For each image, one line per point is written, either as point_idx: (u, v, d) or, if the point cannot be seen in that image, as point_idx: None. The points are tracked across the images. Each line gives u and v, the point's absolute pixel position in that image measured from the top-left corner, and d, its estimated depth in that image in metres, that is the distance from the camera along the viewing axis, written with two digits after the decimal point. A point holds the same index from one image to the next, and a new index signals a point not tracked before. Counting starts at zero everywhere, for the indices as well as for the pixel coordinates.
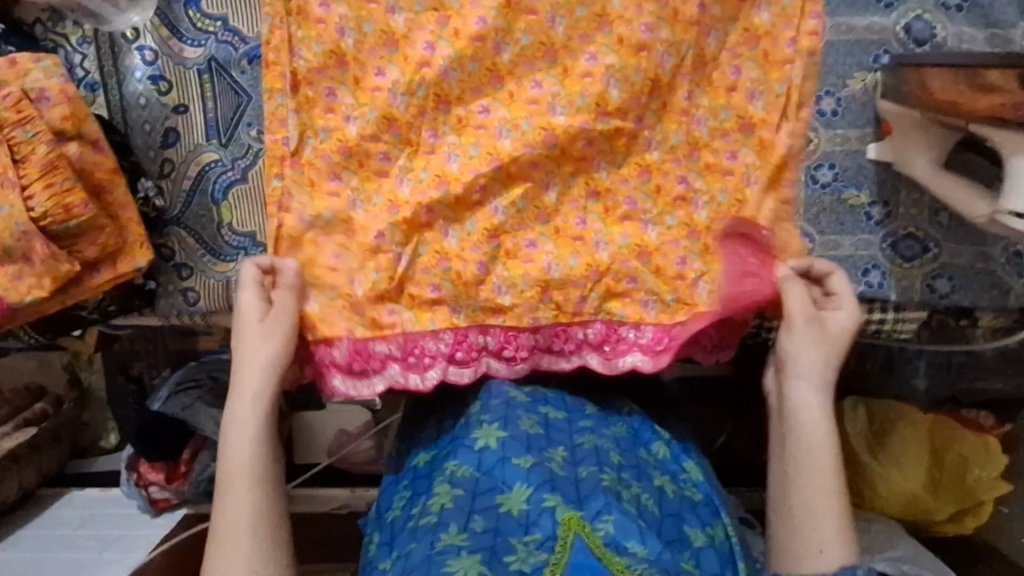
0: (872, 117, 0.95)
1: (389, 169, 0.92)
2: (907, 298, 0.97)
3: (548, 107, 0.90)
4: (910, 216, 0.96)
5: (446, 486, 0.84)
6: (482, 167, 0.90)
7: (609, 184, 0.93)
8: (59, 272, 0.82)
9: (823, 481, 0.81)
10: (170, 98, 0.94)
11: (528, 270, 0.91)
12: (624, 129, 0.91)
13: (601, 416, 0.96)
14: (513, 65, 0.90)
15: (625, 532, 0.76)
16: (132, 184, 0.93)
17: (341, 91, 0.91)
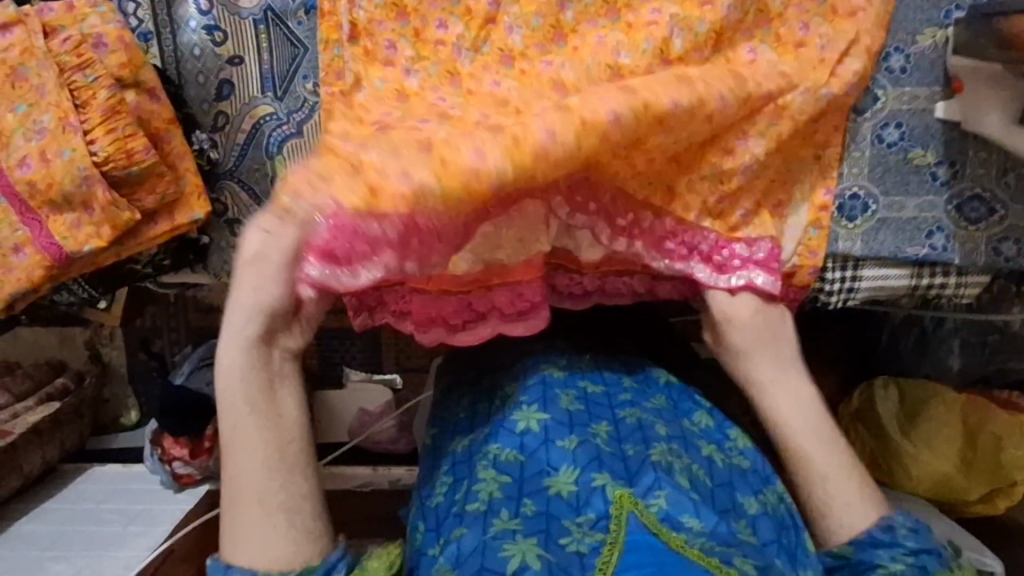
0: (940, 76, 0.92)
1: (441, 118, 0.81)
2: (970, 262, 0.96)
3: (610, 52, 0.83)
4: (977, 176, 0.94)
5: (492, 472, 0.85)
6: (548, 107, 0.79)
7: (680, 137, 0.84)
8: (119, 220, 0.80)
9: (827, 459, 0.90)
10: (225, 49, 0.91)
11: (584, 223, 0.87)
12: (692, 74, 0.82)
13: (641, 388, 0.98)
14: (576, 22, 0.86)
15: (678, 507, 0.78)
16: (187, 135, 0.93)
17: (401, 44, 0.86)
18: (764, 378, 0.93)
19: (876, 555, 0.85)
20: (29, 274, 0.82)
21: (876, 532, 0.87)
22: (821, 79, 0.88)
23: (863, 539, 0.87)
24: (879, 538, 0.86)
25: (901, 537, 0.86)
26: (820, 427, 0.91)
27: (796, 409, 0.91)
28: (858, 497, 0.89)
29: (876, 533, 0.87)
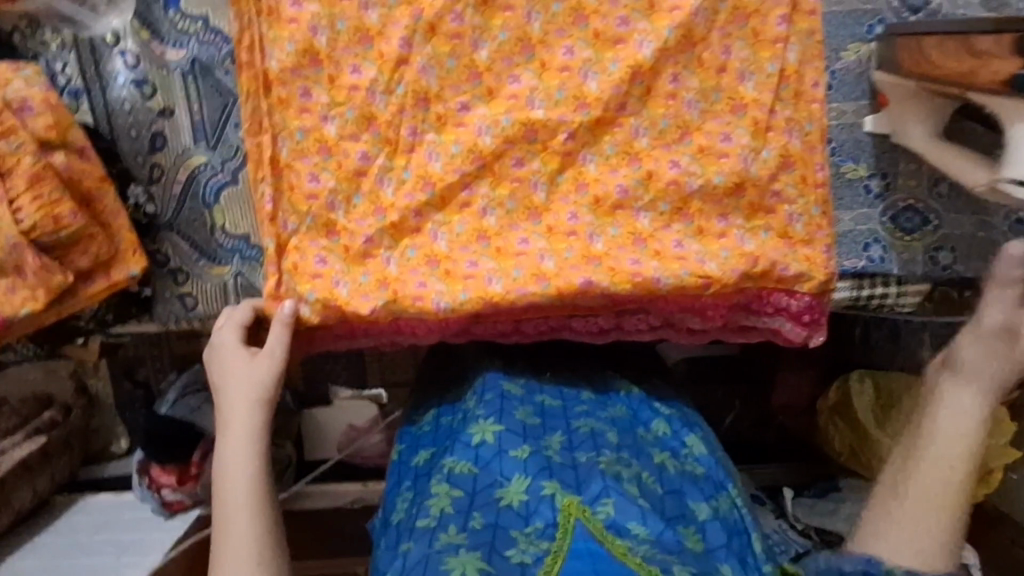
0: (866, 89, 0.93)
1: (368, 169, 0.91)
2: (908, 272, 0.96)
3: (526, 101, 0.91)
4: (909, 187, 0.95)
5: (445, 485, 0.86)
6: (465, 167, 0.91)
7: (598, 175, 0.92)
8: (52, 284, 0.81)
9: (946, 498, 0.82)
10: (155, 102, 0.92)
11: (519, 261, 0.90)
12: (604, 118, 0.91)
13: (598, 401, 1.01)
14: (491, 61, 0.90)
15: (624, 514, 0.79)
16: (122, 190, 0.93)
17: (316, 90, 0.89)
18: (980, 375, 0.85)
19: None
20: None
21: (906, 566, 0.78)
22: (728, 119, 0.91)
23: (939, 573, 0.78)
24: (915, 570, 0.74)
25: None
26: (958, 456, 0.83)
27: (964, 426, 0.84)
28: (925, 526, 0.81)
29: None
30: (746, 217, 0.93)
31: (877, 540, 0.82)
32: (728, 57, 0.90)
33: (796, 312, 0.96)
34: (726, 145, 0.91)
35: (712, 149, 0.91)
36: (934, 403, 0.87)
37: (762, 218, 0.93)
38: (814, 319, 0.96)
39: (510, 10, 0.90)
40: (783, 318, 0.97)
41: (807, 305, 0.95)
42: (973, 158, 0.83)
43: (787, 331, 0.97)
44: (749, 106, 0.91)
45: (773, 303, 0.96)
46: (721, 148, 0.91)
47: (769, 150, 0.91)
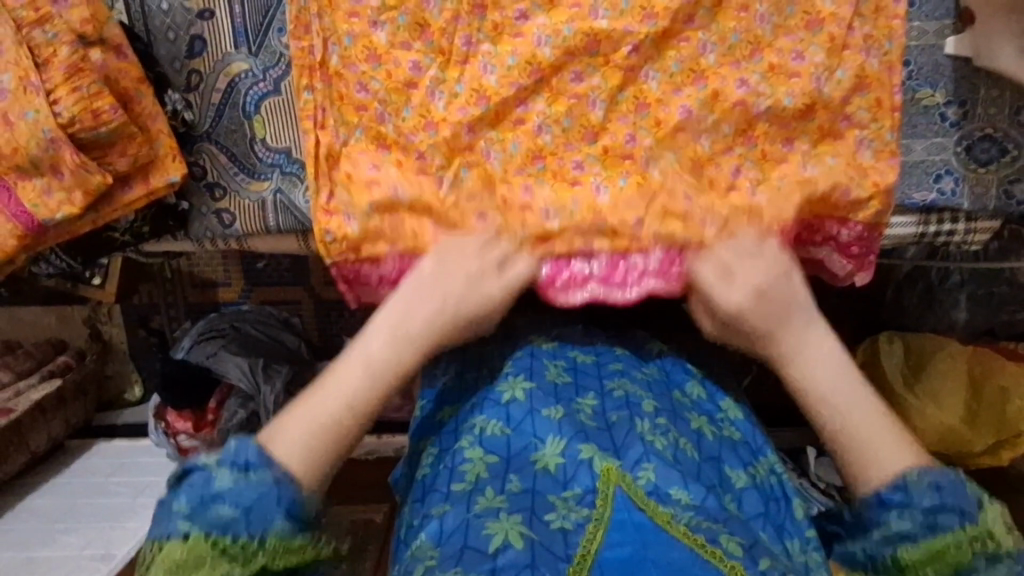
0: (951, 9, 0.87)
1: (420, 80, 0.87)
2: (979, 207, 0.92)
3: (588, 11, 0.85)
4: (988, 116, 0.89)
5: (478, 449, 0.82)
6: (522, 81, 0.87)
7: (660, 96, 0.88)
8: (90, 184, 0.77)
9: (863, 421, 0.75)
10: (194, 2, 0.87)
11: (575, 193, 0.88)
12: (671, 31, 0.86)
13: (632, 358, 0.96)
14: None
15: (666, 479, 0.77)
16: (159, 96, 0.88)
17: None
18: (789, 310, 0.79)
19: (884, 514, 0.70)
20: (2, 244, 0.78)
21: (888, 491, 0.71)
22: (801, 35, 0.86)
23: (871, 496, 0.71)
24: (891, 497, 0.70)
25: (917, 499, 0.69)
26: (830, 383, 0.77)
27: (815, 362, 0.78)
28: (893, 451, 0.73)
29: (884, 492, 0.71)
30: (813, 142, 0.89)
31: (874, 471, 0.73)
32: None
33: (845, 242, 0.91)
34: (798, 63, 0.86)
35: (784, 70, 0.86)
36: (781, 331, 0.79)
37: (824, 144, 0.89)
38: (862, 253, 0.91)
39: None
40: (829, 248, 0.92)
41: (856, 236, 0.90)
42: None
43: (831, 262, 0.92)
44: (825, 21, 0.85)
45: (824, 234, 0.91)
46: (793, 68, 0.86)
47: (843, 69, 0.86)
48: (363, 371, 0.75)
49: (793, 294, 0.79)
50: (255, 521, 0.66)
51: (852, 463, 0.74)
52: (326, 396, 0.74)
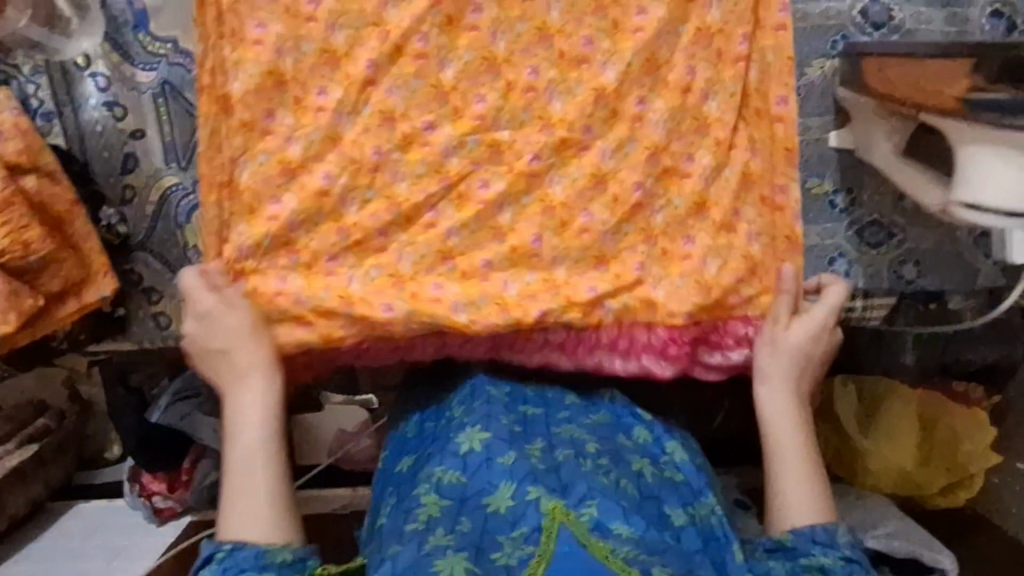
0: (831, 106, 0.93)
1: (330, 189, 0.93)
2: (874, 285, 0.97)
3: (490, 122, 0.94)
4: (874, 202, 0.96)
5: (433, 495, 0.84)
6: (430, 188, 0.95)
7: (564, 200, 0.95)
8: (23, 307, 0.82)
9: (806, 477, 0.87)
10: (126, 124, 0.93)
11: (483, 289, 0.95)
12: (568, 137, 0.94)
13: (582, 406, 0.97)
14: (457, 80, 0.94)
15: (608, 514, 0.79)
16: (94, 213, 0.93)
17: (280, 112, 0.93)
18: (775, 371, 0.91)
19: (810, 549, 0.82)
20: None
21: (818, 530, 0.83)
22: (687, 136, 0.94)
23: (803, 532, 0.83)
24: (819, 536, 0.83)
25: (840, 542, 0.82)
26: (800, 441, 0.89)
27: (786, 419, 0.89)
28: (813, 499, 0.86)
29: (816, 531, 0.83)
30: (710, 236, 0.95)
31: (797, 514, 0.86)
32: (675, 73, 0.92)
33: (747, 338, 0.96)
34: (687, 163, 0.94)
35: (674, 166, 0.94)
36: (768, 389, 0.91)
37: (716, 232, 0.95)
38: None
39: (475, 30, 0.94)
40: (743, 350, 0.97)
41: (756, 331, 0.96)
42: (934, 180, 0.81)
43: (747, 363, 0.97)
44: (711, 125, 0.94)
45: (727, 329, 0.96)
46: (682, 165, 0.94)
47: (732, 168, 0.94)
48: (253, 433, 0.85)
49: (791, 360, 0.91)
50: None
51: (776, 508, 0.87)
52: (237, 464, 0.84)
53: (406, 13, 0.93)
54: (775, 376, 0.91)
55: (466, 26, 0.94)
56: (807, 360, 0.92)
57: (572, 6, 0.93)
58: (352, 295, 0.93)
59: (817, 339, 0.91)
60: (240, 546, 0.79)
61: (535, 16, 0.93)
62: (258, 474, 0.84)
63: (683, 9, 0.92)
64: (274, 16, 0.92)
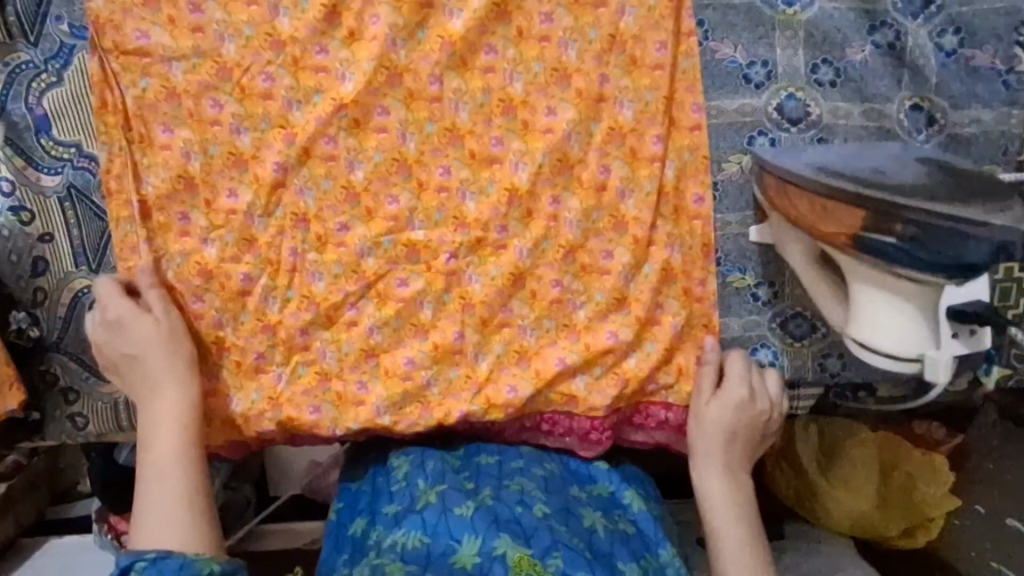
0: (751, 200, 0.92)
1: (251, 289, 0.92)
2: (799, 377, 0.96)
3: (405, 222, 0.93)
4: (796, 295, 0.95)
5: (396, 562, 0.79)
6: (349, 287, 0.93)
7: (484, 296, 0.93)
8: None
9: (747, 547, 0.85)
10: (34, 228, 0.92)
11: (406, 388, 0.93)
12: (485, 237, 0.92)
13: (535, 454, 0.95)
14: (368, 181, 0.92)
15: (573, 564, 0.79)
16: (4, 317, 0.92)
17: (194, 214, 0.91)
18: (703, 450, 0.90)
19: None
20: None
21: None
22: (608, 234, 0.92)
23: None
24: None
25: None
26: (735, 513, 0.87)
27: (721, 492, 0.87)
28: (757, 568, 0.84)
29: None
30: (633, 331, 0.92)
31: None
32: (589, 172, 0.90)
33: (669, 420, 0.95)
34: (609, 260, 0.92)
35: (595, 264, 0.92)
36: (699, 463, 0.90)
37: (643, 328, 0.93)
38: None
39: (385, 131, 0.92)
40: (666, 431, 0.96)
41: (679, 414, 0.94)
42: (836, 296, 0.88)
43: (676, 442, 0.96)
44: (631, 223, 0.91)
45: (647, 413, 0.96)
46: (603, 264, 0.92)
47: (651, 264, 0.91)
48: (171, 437, 0.85)
49: (721, 433, 0.89)
50: None
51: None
52: (151, 479, 0.83)
53: (310, 116, 0.91)
54: (703, 453, 0.90)
55: (375, 127, 0.92)
56: (738, 430, 0.90)
57: (483, 106, 0.91)
58: (279, 395, 0.94)
59: (741, 412, 0.90)
60: (166, 555, 0.75)
61: (446, 116, 0.91)
62: (179, 520, 0.80)
63: (596, 107, 0.90)
64: (178, 120, 0.90)
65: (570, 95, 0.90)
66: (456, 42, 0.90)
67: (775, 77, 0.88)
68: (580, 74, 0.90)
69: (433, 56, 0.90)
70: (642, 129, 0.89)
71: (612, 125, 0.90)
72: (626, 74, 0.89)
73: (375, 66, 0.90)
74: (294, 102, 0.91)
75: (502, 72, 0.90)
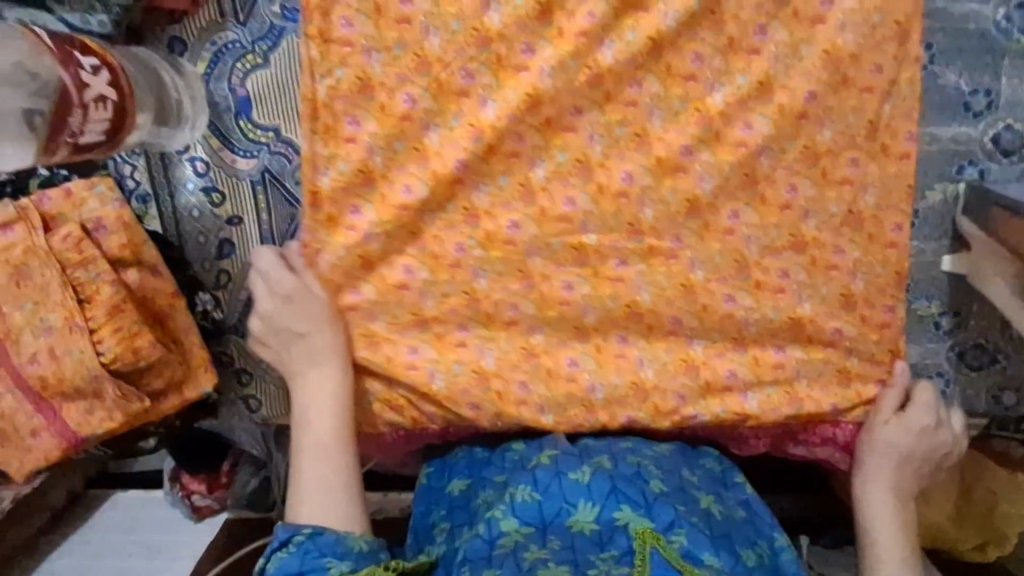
0: (948, 230, 0.93)
1: (411, 283, 0.92)
2: (971, 407, 0.97)
3: (578, 225, 0.92)
4: (980, 327, 0.95)
5: (512, 521, 0.80)
6: (512, 286, 0.93)
7: (652, 306, 0.93)
8: (129, 411, 0.81)
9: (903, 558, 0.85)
10: (224, 210, 0.91)
11: (570, 390, 0.94)
12: (658, 246, 0.92)
13: (681, 450, 0.95)
14: (547, 181, 0.91)
15: (697, 543, 0.77)
16: (190, 298, 0.92)
17: (367, 207, 0.90)
18: (879, 460, 0.91)
19: None
20: (47, 452, 0.81)
21: None
22: (783, 254, 0.92)
23: None
24: None
25: None
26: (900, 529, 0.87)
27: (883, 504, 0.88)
28: None
29: None
30: (805, 349, 0.93)
31: None
32: (773, 189, 0.90)
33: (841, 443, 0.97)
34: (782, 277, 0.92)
35: (768, 280, 0.92)
36: (872, 469, 0.91)
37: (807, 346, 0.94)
38: None
39: (573, 131, 0.90)
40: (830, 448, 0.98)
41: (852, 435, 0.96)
42: None
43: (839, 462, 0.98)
44: (808, 244, 0.92)
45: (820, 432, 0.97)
46: (776, 281, 0.92)
47: (828, 287, 0.92)
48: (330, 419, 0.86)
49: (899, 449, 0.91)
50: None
51: None
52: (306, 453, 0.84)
53: (503, 112, 0.88)
54: (879, 462, 0.90)
55: (564, 127, 0.90)
56: (914, 451, 0.91)
57: (677, 114, 0.90)
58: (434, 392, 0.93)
59: (922, 436, 0.91)
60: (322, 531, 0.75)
61: (638, 121, 0.90)
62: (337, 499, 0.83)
63: (795, 123, 0.89)
64: (368, 112, 0.88)
65: (770, 110, 0.89)
66: (664, 48, 0.88)
67: (997, 107, 0.89)
68: (786, 89, 0.88)
69: (639, 60, 0.88)
70: (841, 148, 0.89)
71: (806, 144, 0.89)
72: (832, 92, 0.88)
73: (579, 66, 0.88)
74: (488, 100, 0.89)
75: (704, 81, 0.89)
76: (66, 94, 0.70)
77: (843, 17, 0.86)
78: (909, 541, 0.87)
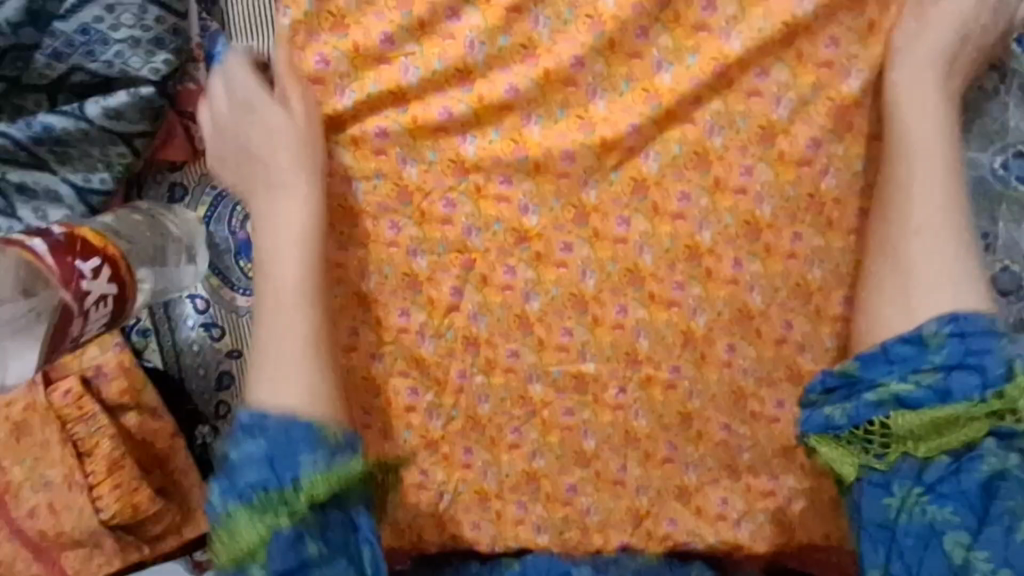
0: None
1: (416, 405, 0.91)
2: None
3: (577, 355, 0.91)
4: None
5: None
6: (514, 411, 0.91)
7: (650, 431, 0.91)
8: (128, 560, 0.83)
9: (942, 247, 0.76)
10: (223, 344, 0.93)
11: (566, 511, 0.91)
12: (655, 374, 0.91)
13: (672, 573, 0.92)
14: (542, 313, 0.90)
15: None
16: (190, 431, 0.93)
17: (363, 329, 0.91)
18: (912, 142, 0.80)
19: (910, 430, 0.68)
20: None
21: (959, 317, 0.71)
22: (783, 390, 0.91)
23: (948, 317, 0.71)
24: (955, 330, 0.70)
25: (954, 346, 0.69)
26: (941, 212, 0.77)
27: (932, 194, 0.78)
28: (962, 269, 0.75)
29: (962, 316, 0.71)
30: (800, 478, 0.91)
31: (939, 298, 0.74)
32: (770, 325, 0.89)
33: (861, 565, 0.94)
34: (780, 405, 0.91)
35: (769, 409, 0.91)
36: (903, 154, 0.80)
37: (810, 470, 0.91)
38: None
39: (564, 266, 0.90)
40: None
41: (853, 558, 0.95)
42: None
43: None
44: (805, 376, 0.91)
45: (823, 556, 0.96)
46: (777, 409, 0.91)
47: None
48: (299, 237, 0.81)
49: (935, 134, 0.80)
50: (288, 470, 0.69)
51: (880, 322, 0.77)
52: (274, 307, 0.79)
53: (489, 244, 0.90)
54: (913, 142, 0.80)
55: (555, 262, 0.90)
56: (931, 146, 0.80)
57: (668, 251, 0.89)
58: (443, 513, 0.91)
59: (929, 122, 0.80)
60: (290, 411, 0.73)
61: (628, 258, 0.90)
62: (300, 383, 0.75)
63: (783, 261, 0.89)
64: (355, 241, 0.90)
65: (758, 249, 0.89)
66: (649, 186, 0.89)
67: (995, 249, 0.92)
68: (773, 233, 0.88)
69: (625, 199, 0.89)
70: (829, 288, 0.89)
71: (798, 282, 0.89)
72: (820, 234, 0.88)
73: (563, 204, 0.90)
74: (472, 229, 0.90)
75: (692, 219, 0.89)
76: (65, 309, 0.73)
77: (826, 161, 0.87)
78: (968, 247, 0.76)
